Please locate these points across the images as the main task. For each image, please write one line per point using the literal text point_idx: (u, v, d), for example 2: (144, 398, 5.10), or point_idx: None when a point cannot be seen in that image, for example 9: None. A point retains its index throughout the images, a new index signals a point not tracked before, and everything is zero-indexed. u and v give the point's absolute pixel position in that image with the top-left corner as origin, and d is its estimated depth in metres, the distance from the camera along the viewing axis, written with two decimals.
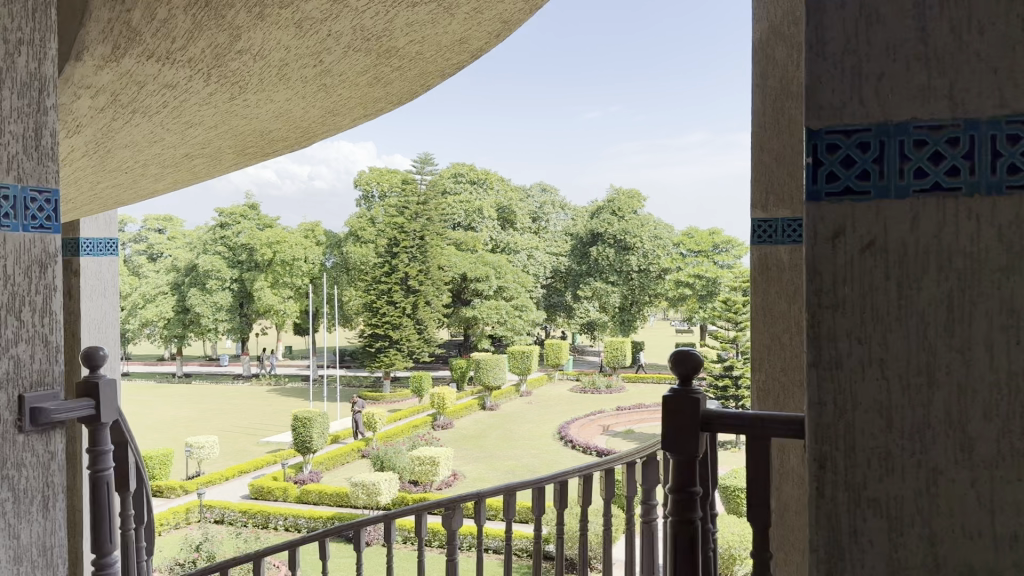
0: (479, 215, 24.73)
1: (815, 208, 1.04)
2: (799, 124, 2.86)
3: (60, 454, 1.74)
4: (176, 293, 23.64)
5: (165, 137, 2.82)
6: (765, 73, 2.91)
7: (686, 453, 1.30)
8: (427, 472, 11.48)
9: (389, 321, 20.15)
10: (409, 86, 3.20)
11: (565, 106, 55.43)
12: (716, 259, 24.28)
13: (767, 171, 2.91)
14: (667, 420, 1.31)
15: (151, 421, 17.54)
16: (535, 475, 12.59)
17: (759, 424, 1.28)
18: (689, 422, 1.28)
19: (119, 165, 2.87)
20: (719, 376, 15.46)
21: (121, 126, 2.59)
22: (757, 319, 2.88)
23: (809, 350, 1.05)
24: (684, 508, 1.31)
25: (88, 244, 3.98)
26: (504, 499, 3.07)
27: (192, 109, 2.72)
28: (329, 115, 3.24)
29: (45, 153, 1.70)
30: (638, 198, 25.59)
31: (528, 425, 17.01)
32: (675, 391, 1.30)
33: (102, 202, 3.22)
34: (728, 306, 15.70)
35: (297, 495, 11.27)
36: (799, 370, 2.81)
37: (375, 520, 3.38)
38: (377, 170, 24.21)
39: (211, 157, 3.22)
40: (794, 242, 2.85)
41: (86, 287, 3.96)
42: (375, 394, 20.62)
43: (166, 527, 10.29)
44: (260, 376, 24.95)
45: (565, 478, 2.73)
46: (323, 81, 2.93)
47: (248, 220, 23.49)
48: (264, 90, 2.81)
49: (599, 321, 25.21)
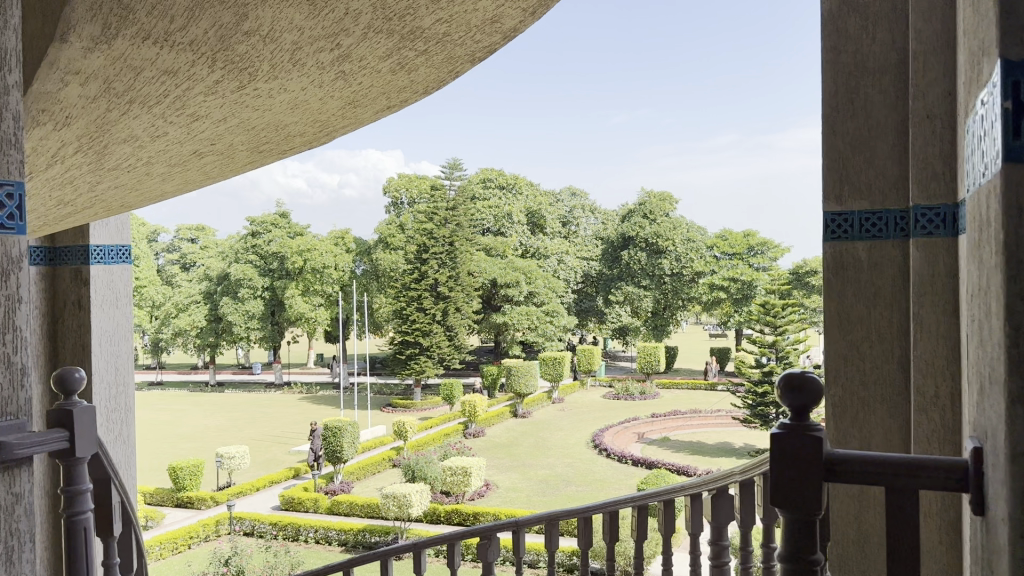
0: (508, 220, 24.49)
1: (1010, 174, 0.72)
2: (877, 105, 2.53)
3: (29, 496, 1.45)
4: (208, 302, 23.55)
5: (170, 132, 2.57)
6: (836, 48, 2.57)
7: (803, 511, 0.99)
8: (459, 483, 11.10)
9: (420, 328, 19.75)
10: (437, 72, 2.90)
11: (594, 109, 54.79)
12: (752, 261, 24.56)
13: (840, 160, 2.57)
14: (773, 464, 1.00)
15: (183, 432, 17.41)
16: (571, 486, 12.23)
17: (886, 469, 0.98)
18: (807, 468, 0.98)
19: (119, 163, 2.62)
20: (757, 382, 14.74)
21: (118, 117, 2.34)
22: (832, 325, 2.54)
23: (1008, 380, 0.73)
24: (799, 573, 1.00)
25: (100, 251, 3.77)
26: (545, 527, 2.75)
27: (196, 99, 2.45)
28: (349, 107, 2.94)
29: (3, 141, 1.42)
30: (670, 200, 24.91)
31: (562, 433, 16.66)
32: (785, 427, 0.99)
33: (107, 205, 2.98)
34: (766, 309, 15.26)
35: (328, 506, 11.03)
36: (885, 384, 2.48)
37: (403, 549, 3.07)
38: (406, 176, 24.12)
39: (223, 156, 2.96)
40: (872, 239, 2.52)
41: (97, 297, 3.74)
42: (406, 401, 20.29)
43: (195, 539, 10.09)
44: (292, 384, 24.80)
45: (616, 507, 2.41)
46: (341, 68, 2.64)
47: (279, 229, 23.46)
48: (276, 78, 2.53)
49: (631, 325, 25.03)
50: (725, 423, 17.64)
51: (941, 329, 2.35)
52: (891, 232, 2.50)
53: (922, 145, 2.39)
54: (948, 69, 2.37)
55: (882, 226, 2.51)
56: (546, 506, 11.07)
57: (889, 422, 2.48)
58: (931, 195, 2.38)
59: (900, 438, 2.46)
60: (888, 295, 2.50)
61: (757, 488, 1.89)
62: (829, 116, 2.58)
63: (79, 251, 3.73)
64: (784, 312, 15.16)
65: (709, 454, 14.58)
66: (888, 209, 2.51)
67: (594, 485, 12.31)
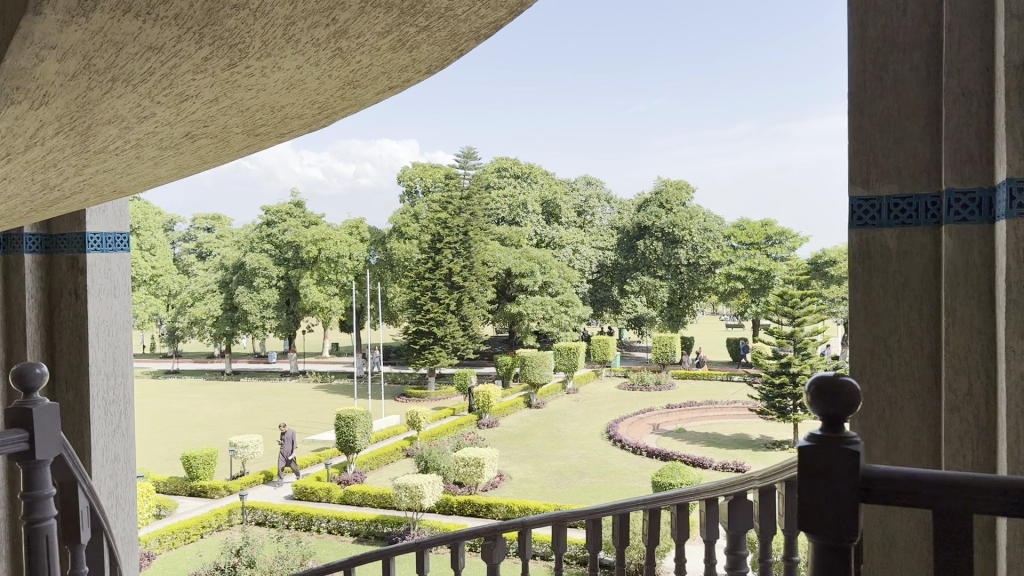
0: (523, 209, 24.34)
1: None
2: (907, 83, 2.36)
3: None
4: (224, 291, 23.56)
5: (157, 111, 2.45)
6: (864, 22, 2.39)
7: (833, 538, 0.85)
8: (471, 474, 11.04)
9: (433, 318, 19.64)
10: (439, 51, 2.76)
11: (610, 98, 54.41)
12: (769, 252, 24.33)
13: (868, 141, 2.39)
14: (801, 497, 0.86)
15: (199, 420, 17.46)
16: (585, 477, 12.11)
17: (939, 490, 0.83)
18: (845, 487, 0.84)
19: (105, 145, 2.50)
20: (774, 373, 14.52)
21: (101, 97, 2.22)
22: (857, 318, 2.39)
23: None
24: None
25: (97, 239, 3.67)
26: (553, 529, 2.62)
27: (183, 78, 2.32)
28: (349, 86, 2.80)
29: None
30: (686, 188, 24.67)
31: (576, 423, 16.55)
32: (814, 440, 0.85)
33: (98, 190, 2.88)
34: (785, 300, 15.03)
35: (340, 496, 10.99)
36: (917, 378, 2.33)
37: (406, 548, 2.95)
38: (421, 165, 24.12)
39: (217, 138, 2.84)
40: (902, 226, 2.36)
41: (95, 286, 3.66)
42: (420, 391, 20.27)
43: (208, 529, 10.07)
44: (307, 373, 24.81)
45: (626, 510, 2.27)
46: (338, 45, 2.48)
47: (294, 218, 23.44)
48: (269, 56, 2.38)
49: (647, 316, 24.82)
50: (741, 415, 17.48)
51: (975, 321, 2.21)
52: (922, 218, 2.34)
53: (957, 127, 2.24)
54: (986, 41, 2.21)
55: (912, 212, 2.35)
56: (558, 498, 10.98)
57: (919, 421, 2.32)
58: (965, 179, 2.23)
59: (929, 439, 2.31)
60: (918, 289, 2.34)
61: (776, 497, 1.72)
62: (856, 95, 2.41)
63: (75, 239, 3.63)
64: (803, 303, 14.88)
65: (724, 446, 14.42)
66: (920, 194, 2.34)
67: (608, 477, 12.19)
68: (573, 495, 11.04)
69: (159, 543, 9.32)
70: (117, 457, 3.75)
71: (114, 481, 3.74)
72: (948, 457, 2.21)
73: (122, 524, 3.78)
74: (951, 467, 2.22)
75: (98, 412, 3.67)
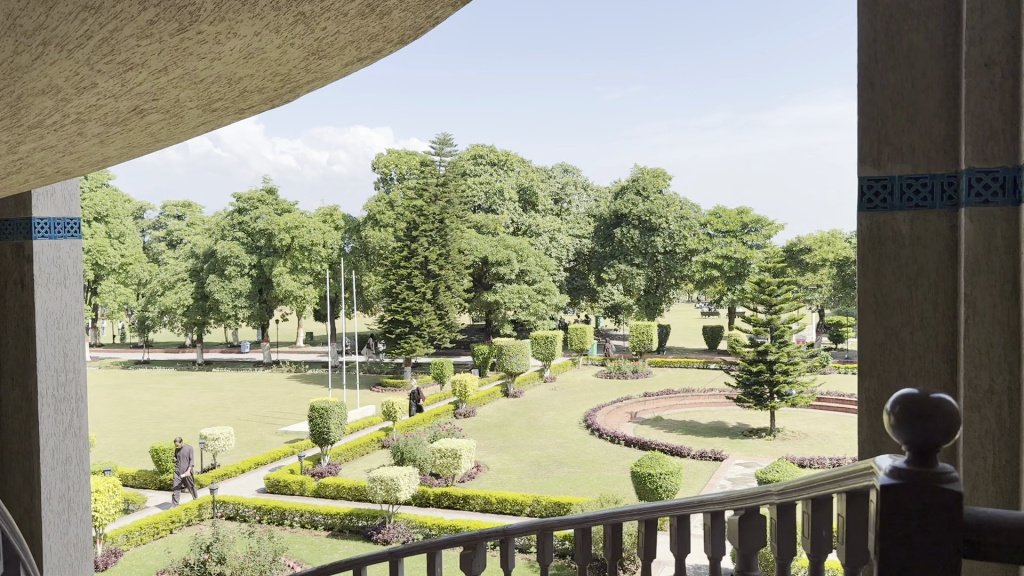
0: (500, 197, 24.09)
1: None
2: (922, 54, 2.20)
3: None
4: (195, 280, 23.05)
5: (98, 81, 2.20)
6: None
7: None
8: (448, 466, 10.72)
9: (409, 307, 19.25)
10: (413, 18, 2.52)
11: None
12: (745, 239, 24.39)
13: (879, 117, 2.24)
14: (879, 531, 0.97)
15: (169, 411, 17.07)
16: (563, 467, 11.98)
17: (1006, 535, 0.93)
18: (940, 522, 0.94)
19: (42, 119, 2.26)
20: (752, 361, 14.42)
21: (30, 62, 1.96)
22: (867, 313, 2.25)
23: None
24: None
25: (44, 225, 3.40)
26: (538, 538, 2.43)
27: (127, 44, 2.08)
28: (314, 57, 2.56)
29: None
30: (662, 176, 24.60)
31: (553, 413, 16.38)
32: (907, 471, 0.96)
33: (38, 170, 2.64)
34: (761, 288, 14.87)
35: (314, 489, 10.76)
36: (927, 373, 2.22)
37: (378, 557, 2.74)
38: (396, 152, 23.81)
39: (170, 113, 2.60)
40: (916, 209, 2.22)
41: (42, 275, 3.40)
42: (396, 380, 19.99)
43: (177, 524, 9.79)
44: (281, 363, 24.40)
45: (619, 520, 2.09)
46: (301, 9, 2.24)
47: (266, 205, 23.05)
48: (224, 20, 2.13)
49: (624, 304, 24.55)
50: (719, 402, 17.45)
51: (997, 313, 2.12)
52: (937, 201, 2.21)
53: (979, 101, 2.13)
54: (1010, 6, 2.10)
55: (927, 194, 2.22)
56: (536, 488, 10.86)
57: None
58: (989, 157, 2.12)
59: None
60: (930, 276, 2.21)
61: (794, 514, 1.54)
62: (867, 68, 2.24)
63: (21, 225, 3.37)
64: (780, 290, 14.75)
65: (702, 434, 14.36)
66: (934, 174, 2.21)
67: (587, 466, 12.06)
68: (552, 486, 10.88)
69: (127, 539, 9.05)
70: (69, 459, 3.50)
71: (65, 483, 3.48)
72: (966, 459, 2.13)
73: (74, 528, 3.52)
74: (969, 470, 2.13)
75: (47, 410, 3.42)
